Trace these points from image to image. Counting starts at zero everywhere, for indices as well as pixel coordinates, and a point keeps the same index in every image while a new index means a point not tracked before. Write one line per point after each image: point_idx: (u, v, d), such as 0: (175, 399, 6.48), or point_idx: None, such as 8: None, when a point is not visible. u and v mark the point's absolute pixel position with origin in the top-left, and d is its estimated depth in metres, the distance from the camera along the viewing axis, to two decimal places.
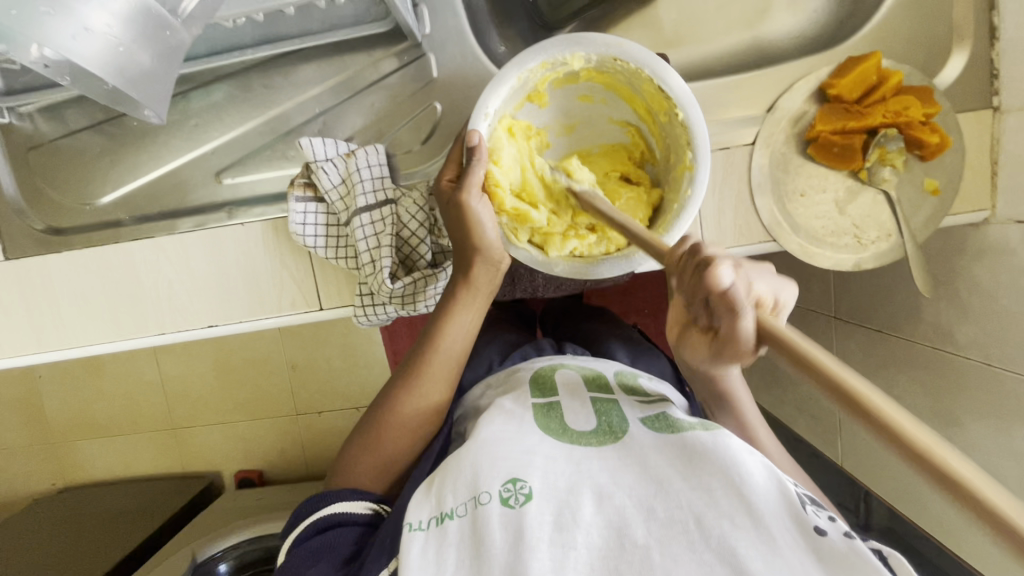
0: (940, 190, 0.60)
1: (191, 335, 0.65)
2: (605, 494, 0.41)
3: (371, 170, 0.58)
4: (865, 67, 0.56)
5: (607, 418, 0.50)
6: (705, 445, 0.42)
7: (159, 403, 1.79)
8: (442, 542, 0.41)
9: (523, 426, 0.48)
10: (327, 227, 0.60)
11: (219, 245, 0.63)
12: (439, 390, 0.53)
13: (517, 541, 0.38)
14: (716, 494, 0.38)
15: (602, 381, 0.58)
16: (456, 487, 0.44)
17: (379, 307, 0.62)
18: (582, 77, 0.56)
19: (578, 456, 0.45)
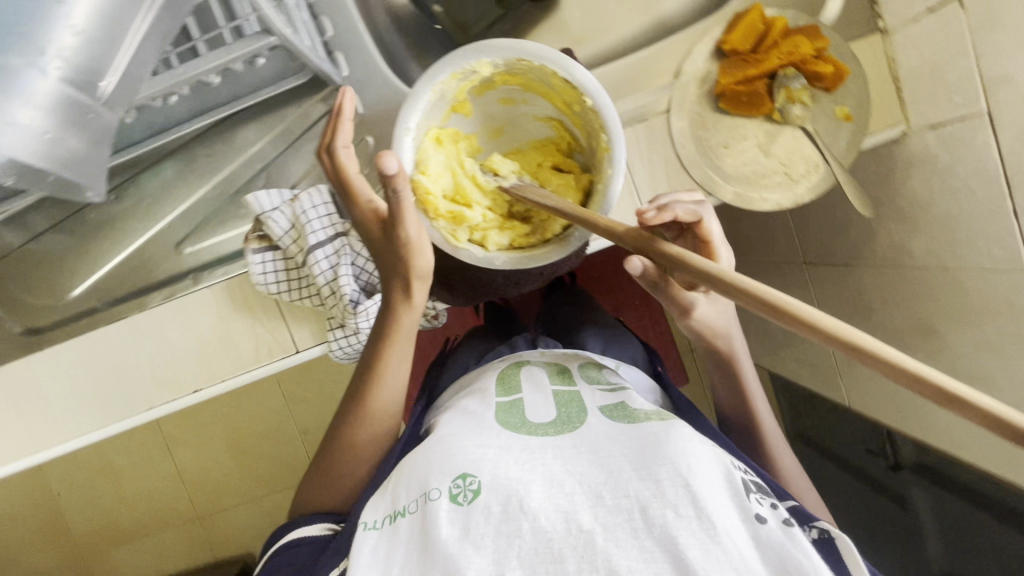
0: (852, 116, 0.63)
1: (177, 404, 0.67)
2: (557, 485, 0.42)
3: (316, 209, 0.61)
4: (750, 19, 0.61)
5: (567, 410, 0.52)
6: (659, 438, 0.44)
7: (179, 496, 1.77)
8: (393, 541, 0.42)
9: (482, 421, 0.50)
10: (288, 272, 0.63)
11: (188, 312, 0.66)
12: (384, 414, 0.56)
13: (465, 535, 0.39)
14: (663, 484, 0.40)
15: (567, 373, 0.60)
16: (408, 486, 0.45)
17: (351, 338, 0.64)
18: (498, 82, 0.58)
19: (532, 446, 0.46)
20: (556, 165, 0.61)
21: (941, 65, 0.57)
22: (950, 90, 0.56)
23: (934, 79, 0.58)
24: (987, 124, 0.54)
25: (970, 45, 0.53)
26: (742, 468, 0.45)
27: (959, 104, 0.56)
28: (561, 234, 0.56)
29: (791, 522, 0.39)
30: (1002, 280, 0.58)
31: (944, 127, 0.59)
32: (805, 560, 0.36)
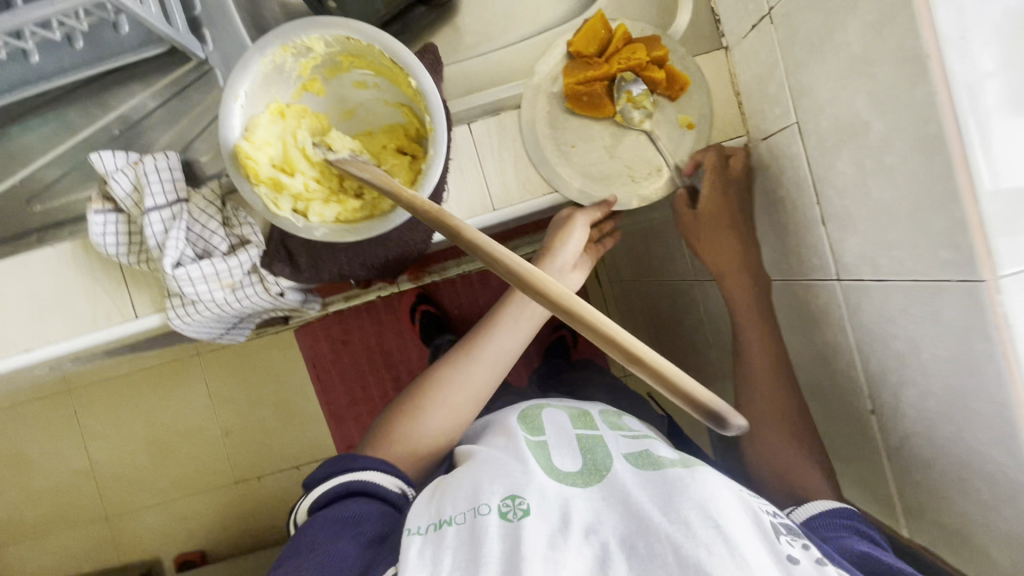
0: (694, 124, 0.65)
1: (9, 363, 0.66)
2: (592, 530, 0.51)
3: (159, 173, 0.61)
4: (590, 25, 0.63)
5: (592, 456, 0.61)
6: (685, 483, 0.54)
7: (88, 492, 1.82)
8: (439, 544, 0.50)
9: (524, 457, 0.59)
10: (129, 235, 0.63)
11: (28, 270, 0.65)
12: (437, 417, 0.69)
13: (514, 551, 0.47)
14: (694, 528, 0.48)
15: (587, 420, 0.71)
16: (455, 500, 0.54)
17: (189, 306, 0.64)
18: (344, 65, 0.61)
19: (565, 492, 0.55)
20: (400, 149, 0.62)
21: (765, 79, 0.59)
22: (771, 103, 0.59)
23: (761, 93, 0.60)
24: (798, 134, 0.56)
25: (781, 59, 0.56)
26: (771, 511, 0.53)
27: (779, 116, 0.59)
28: (390, 211, 0.57)
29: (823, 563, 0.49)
30: (820, 289, 0.60)
31: (772, 138, 0.61)
32: None
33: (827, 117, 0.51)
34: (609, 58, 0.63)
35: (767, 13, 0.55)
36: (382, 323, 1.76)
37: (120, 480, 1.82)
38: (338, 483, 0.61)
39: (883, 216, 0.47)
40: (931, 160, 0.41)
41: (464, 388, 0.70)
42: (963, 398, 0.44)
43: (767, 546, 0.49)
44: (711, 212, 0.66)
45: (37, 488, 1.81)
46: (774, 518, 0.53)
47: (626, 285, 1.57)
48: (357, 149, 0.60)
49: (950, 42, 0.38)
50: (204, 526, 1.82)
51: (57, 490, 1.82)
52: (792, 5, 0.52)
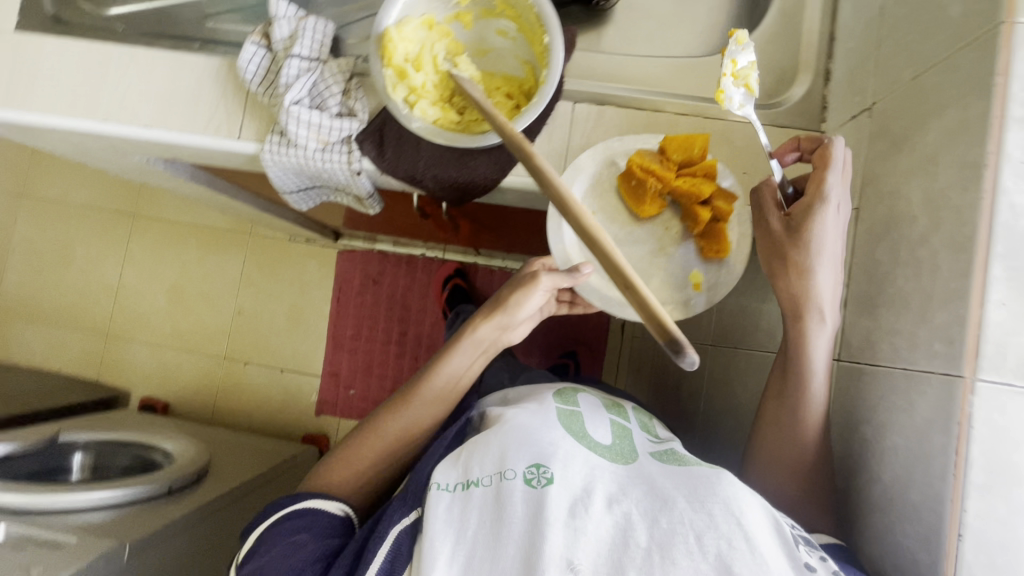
0: (702, 284, 0.67)
1: (127, 131, 0.77)
2: (614, 500, 0.55)
3: (315, 34, 0.72)
4: (687, 140, 0.66)
5: (620, 442, 0.67)
6: (710, 480, 0.55)
7: (105, 307, 1.97)
8: (466, 502, 0.57)
9: (551, 423, 0.65)
10: (267, 71, 0.73)
11: (177, 65, 0.77)
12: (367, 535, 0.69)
13: (537, 514, 0.53)
14: (717, 519, 0.51)
15: (622, 410, 0.76)
16: (482, 462, 0.60)
17: (283, 146, 0.73)
18: (496, 11, 0.71)
19: (592, 462, 0.60)
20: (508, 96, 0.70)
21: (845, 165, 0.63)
22: None
23: None
24: (853, 218, 0.60)
25: (866, 150, 0.60)
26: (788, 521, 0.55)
27: None
28: (479, 133, 0.65)
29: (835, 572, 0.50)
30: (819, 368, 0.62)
31: None
32: None
33: (884, 208, 0.55)
34: (676, 172, 0.66)
35: (868, 107, 0.60)
36: (413, 279, 1.85)
37: (134, 309, 1.96)
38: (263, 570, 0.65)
39: (897, 305, 0.50)
40: (957, 259, 0.44)
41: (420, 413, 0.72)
42: (905, 488, 0.46)
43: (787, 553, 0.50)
44: (807, 241, 0.54)
45: (67, 283, 1.98)
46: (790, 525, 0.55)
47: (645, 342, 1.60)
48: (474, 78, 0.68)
49: (1010, 161, 0.42)
50: (181, 384, 1.92)
51: (82, 293, 1.98)
52: (892, 103, 0.56)
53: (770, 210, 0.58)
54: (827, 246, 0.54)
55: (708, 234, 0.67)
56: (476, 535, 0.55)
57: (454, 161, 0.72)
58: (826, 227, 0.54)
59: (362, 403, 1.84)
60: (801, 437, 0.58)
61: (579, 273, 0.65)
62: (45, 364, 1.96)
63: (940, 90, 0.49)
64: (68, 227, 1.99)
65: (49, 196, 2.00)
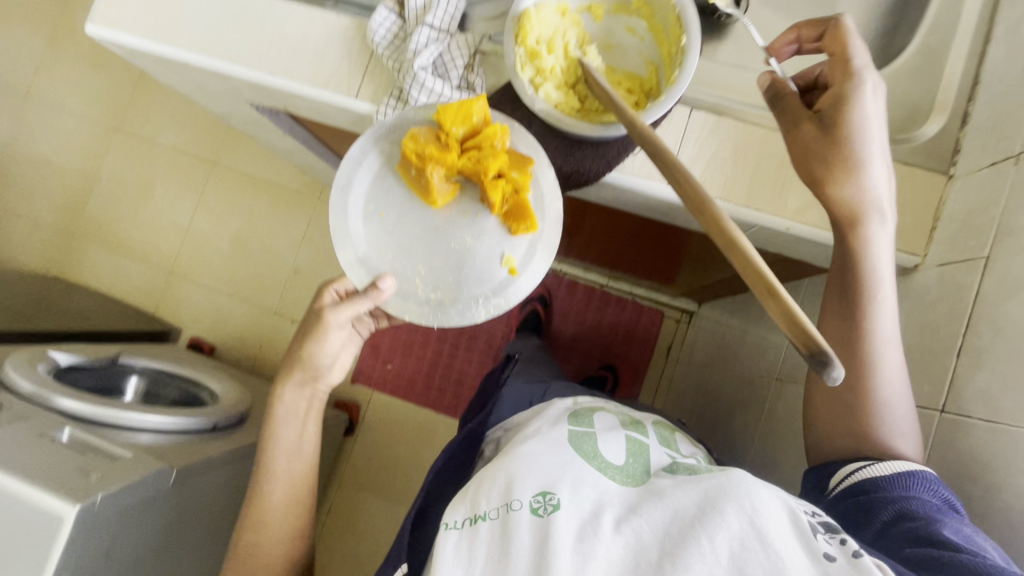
0: (512, 271, 0.69)
1: (253, 75, 0.81)
2: (622, 521, 0.53)
3: (447, 7, 0.74)
4: (466, 110, 0.64)
5: (633, 461, 0.65)
6: (722, 483, 0.54)
7: (172, 245, 2.06)
8: (473, 538, 0.56)
9: (563, 445, 0.65)
10: (395, 36, 0.76)
11: (311, 20, 0.80)
12: (283, 500, 0.71)
13: (544, 543, 0.52)
14: (729, 520, 0.50)
15: (642, 427, 0.76)
16: (489, 495, 0.59)
17: (398, 110, 0.74)
18: (631, 10, 0.71)
19: (601, 483, 0.59)
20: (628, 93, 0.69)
21: (975, 212, 0.60)
22: (970, 234, 0.60)
23: (964, 223, 0.62)
24: (981, 267, 0.57)
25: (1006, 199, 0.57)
26: (810, 511, 0.54)
27: (970, 248, 0.59)
28: (598, 125, 0.64)
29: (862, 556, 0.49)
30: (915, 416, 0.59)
31: (950, 265, 0.62)
32: None
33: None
34: (457, 148, 0.65)
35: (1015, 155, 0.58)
36: None
37: (199, 251, 2.04)
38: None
39: None
40: None
41: (301, 400, 0.73)
42: None
43: (805, 545, 0.50)
44: (848, 137, 0.58)
45: (143, 217, 2.08)
46: (812, 518, 0.53)
47: (692, 369, 1.56)
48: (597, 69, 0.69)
49: None
50: (229, 330, 1.99)
51: (154, 228, 2.07)
52: None
53: (797, 115, 0.61)
54: (869, 137, 0.58)
55: (511, 210, 0.68)
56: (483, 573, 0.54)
57: (562, 151, 0.72)
58: (865, 114, 0.58)
59: (397, 379, 1.88)
60: (858, 377, 0.60)
61: (377, 293, 0.66)
62: (109, 289, 2.07)
63: None
64: (152, 164, 2.09)
65: (140, 133, 2.11)
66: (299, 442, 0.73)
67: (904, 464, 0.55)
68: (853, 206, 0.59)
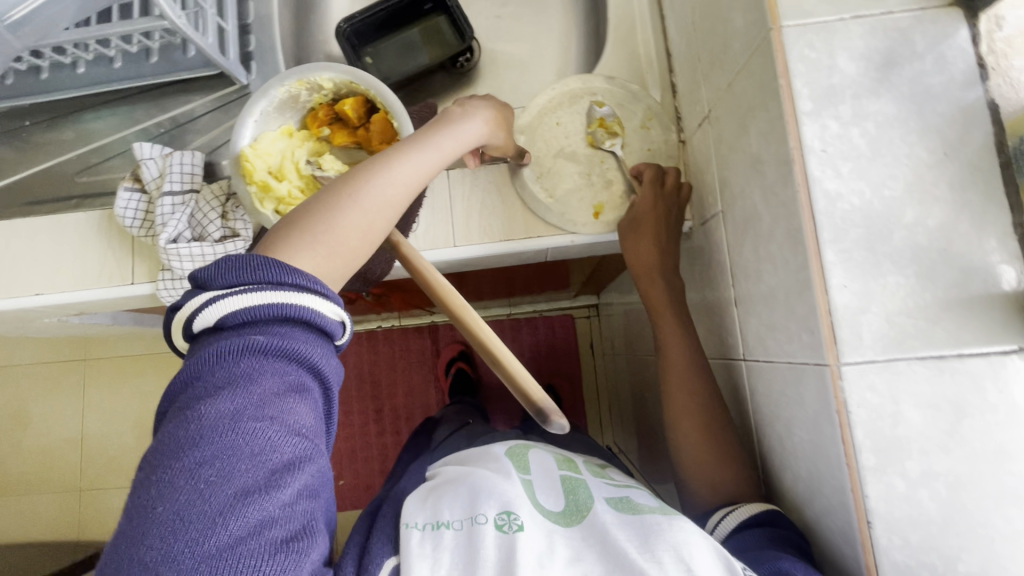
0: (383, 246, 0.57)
1: (21, 302, 0.76)
2: (574, 561, 0.56)
3: (183, 167, 0.73)
4: (361, 99, 0.68)
5: (574, 497, 0.67)
6: (660, 527, 0.56)
7: (73, 460, 1.89)
8: (438, 541, 0.59)
9: (512, 477, 0.68)
10: (145, 212, 0.74)
11: (59, 227, 0.77)
12: (357, 236, 0.51)
13: (509, 560, 0.55)
14: (669, 570, 0.52)
15: (572, 464, 0.78)
16: (454, 507, 0.63)
17: (174, 281, 0.73)
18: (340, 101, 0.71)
19: (549, 526, 0.61)
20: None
21: (704, 171, 0.66)
22: (707, 192, 0.66)
23: (701, 183, 0.68)
24: (722, 219, 0.62)
25: (714, 153, 0.63)
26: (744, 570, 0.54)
27: (712, 204, 0.65)
28: None
29: None
30: (735, 369, 0.63)
31: (707, 222, 0.67)
32: None
33: (738, 208, 0.57)
34: (354, 120, 0.69)
35: (706, 114, 0.64)
36: (377, 353, 1.85)
37: (103, 454, 1.89)
38: (245, 304, 0.43)
39: (768, 301, 0.51)
40: (797, 251, 0.45)
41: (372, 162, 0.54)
42: (818, 483, 0.46)
43: None
44: (648, 213, 0.67)
45: (27, 445, 1.89)
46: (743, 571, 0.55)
47: (616, 359, 1.62)
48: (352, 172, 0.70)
49: (813, 152, 0.44)
50: None
51: (46, 452, 1.90)
52: (721, 107, 0.59)
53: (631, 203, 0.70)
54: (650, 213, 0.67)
55: None
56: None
57: None
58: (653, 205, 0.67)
59: (354, 491, 1.80)
60: (699, 411, 0.62)
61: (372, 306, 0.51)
62: (16, 538, 1.85)
63: (749, 94, 0.52)
64: (18, 388, 1.92)
65: None
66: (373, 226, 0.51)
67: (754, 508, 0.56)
68: (638, 267, 0.67)
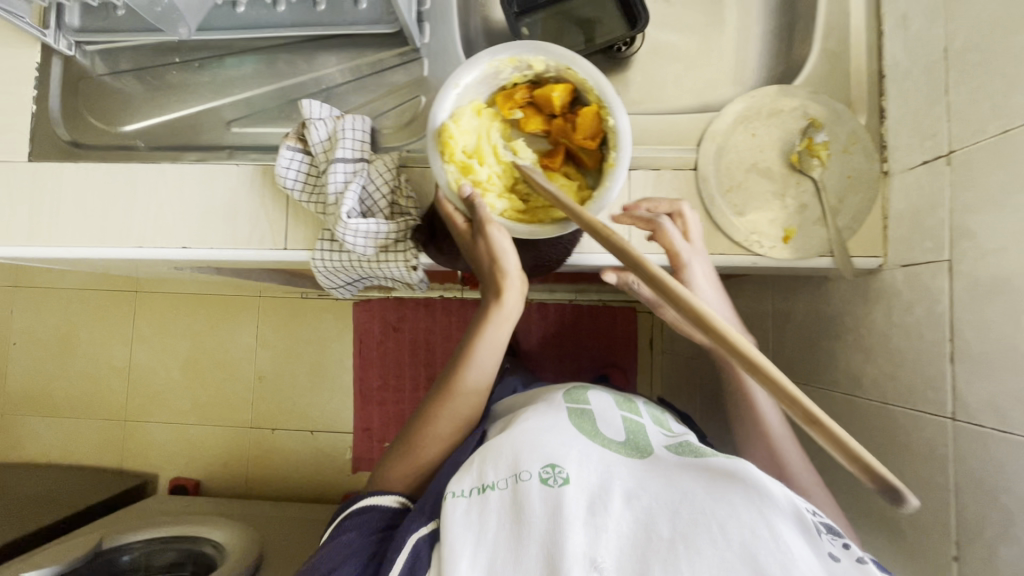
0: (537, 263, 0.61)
1: (166, 252, 0.73)
2: (633, 495, 0.55)
3: (354, 132, 0.69)
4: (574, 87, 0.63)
5: (635, 437, 0.65)
6: (729, 471, 0.56)
7: (119, 389, 1.89)
8: (483, 506, 0.57)
9: (562, 424, 0.65)
10: (307, 175, 0.70)
11: (211, 178, 0.73)
12: (493, 359, 0.68)
13: (557, 514, 0.54)
14: (740, 512, 0.51)
15: (633, 406, 0.74)
16: (497, 466, 0.60)
17: (335, 252, 0.71)
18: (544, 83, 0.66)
19: (607, 459, 0.60)
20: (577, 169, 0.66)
21: (923, 212, 0.63)
22: (925, 235, 0.62)
23: (914, 223, 0.64)
24: (947, 270, 0.59)
25: (950, 198, 0.59)
26: (812, 511, 0.55)
27: (929, 249, 0.62)
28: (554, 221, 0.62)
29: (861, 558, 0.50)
30: (928, 424, 0.62)
31: (915, 266, 0.64)
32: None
33: (989, 267, 0.54)
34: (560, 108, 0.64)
35: (946, 154, 0.59)
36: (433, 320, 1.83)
37: (150, 387, 1.89)
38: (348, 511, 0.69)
39: None
40: None
41: (481, 250, 0.63)
42: None
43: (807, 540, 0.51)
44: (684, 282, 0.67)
45: (74, 369, 1.89)
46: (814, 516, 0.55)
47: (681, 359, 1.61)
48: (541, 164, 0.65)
49: None
50: (209, 458, 1.86)
51: (93, 378, 1.89)
52: (980, 154, 0.55)
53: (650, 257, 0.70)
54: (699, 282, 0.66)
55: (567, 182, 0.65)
56: (496, 539, 0.55)
57: (520, 249, 0.71)
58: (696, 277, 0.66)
59: None
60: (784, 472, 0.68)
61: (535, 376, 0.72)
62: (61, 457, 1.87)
63: None
64: (67, 311, 1.90)
65: (39, 281, 1.90)
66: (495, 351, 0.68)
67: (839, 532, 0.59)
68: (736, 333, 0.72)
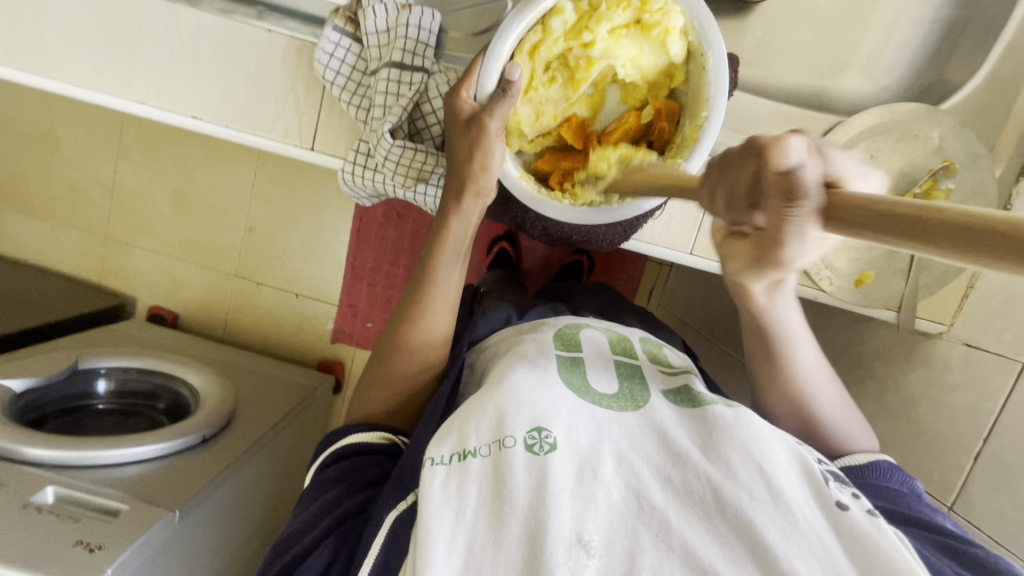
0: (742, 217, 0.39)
1: (173, 119, 0.62)
2: (624, 458, 0.45)
3: (418, 31, 0.56)
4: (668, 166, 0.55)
5: (629, 385, 0.53)
6: (728, 422, 0.47)
7: (97, 204, 1.52)
8: (463, 477, 0.43)
9: (549, 376, 0.51)
10: (353, 70, 0.58)
11: (234, 39, 0.59)
12: (455, 275, 0.59)
13: (541, 487, 0.42)
14: (737, 470, 0.43)
15: (627, 346, 0.62)
16: (479, 427, 0.46)
17: (367, 168, 0.60)
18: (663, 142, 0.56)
19: (599, 418, 0.48)
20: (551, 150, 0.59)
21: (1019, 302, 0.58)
22: (1006, 324, 0.59)
23: (1001, 309, 0.60)
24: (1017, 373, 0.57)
25: None
26: (819, 459, 0.48)
27: (1006, 341, 0.59)
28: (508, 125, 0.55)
29: (874, 513, 0.42)
30: None
31: (981, 352, 0.61)
32: (891, 551, 0.38)
33: None
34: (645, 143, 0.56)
35: None
36: None
37: (134, 212, 1.51)
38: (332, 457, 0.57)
39: None
40: None
41: (466, 145, 0.53)
42: None
43: (812, 493, 0.43)
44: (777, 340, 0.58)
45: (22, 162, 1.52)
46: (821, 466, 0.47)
47: None
48: (570, 115, 0.57)
49: None
50: (189, 304, 1.56)
51: (73, 188, 1.51)
52: None
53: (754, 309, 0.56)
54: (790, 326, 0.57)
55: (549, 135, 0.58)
56: (476, 515, 0.42)
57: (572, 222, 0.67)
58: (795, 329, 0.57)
59: None
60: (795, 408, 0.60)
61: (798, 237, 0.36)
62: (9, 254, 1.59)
63: None
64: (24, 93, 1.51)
65: None
66: (459, 258, 0.59)
67: (861, 458, 0.55)
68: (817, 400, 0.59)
